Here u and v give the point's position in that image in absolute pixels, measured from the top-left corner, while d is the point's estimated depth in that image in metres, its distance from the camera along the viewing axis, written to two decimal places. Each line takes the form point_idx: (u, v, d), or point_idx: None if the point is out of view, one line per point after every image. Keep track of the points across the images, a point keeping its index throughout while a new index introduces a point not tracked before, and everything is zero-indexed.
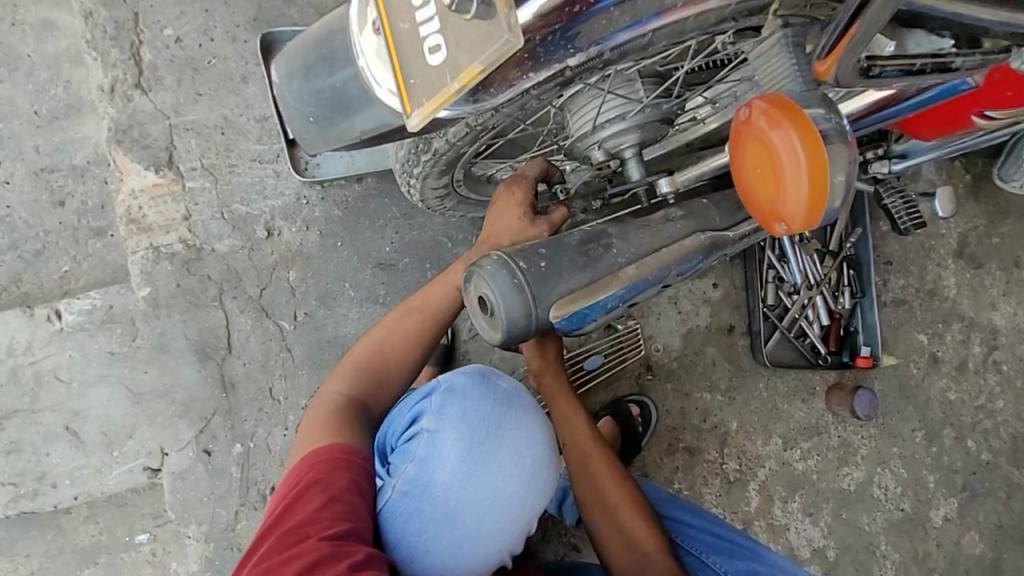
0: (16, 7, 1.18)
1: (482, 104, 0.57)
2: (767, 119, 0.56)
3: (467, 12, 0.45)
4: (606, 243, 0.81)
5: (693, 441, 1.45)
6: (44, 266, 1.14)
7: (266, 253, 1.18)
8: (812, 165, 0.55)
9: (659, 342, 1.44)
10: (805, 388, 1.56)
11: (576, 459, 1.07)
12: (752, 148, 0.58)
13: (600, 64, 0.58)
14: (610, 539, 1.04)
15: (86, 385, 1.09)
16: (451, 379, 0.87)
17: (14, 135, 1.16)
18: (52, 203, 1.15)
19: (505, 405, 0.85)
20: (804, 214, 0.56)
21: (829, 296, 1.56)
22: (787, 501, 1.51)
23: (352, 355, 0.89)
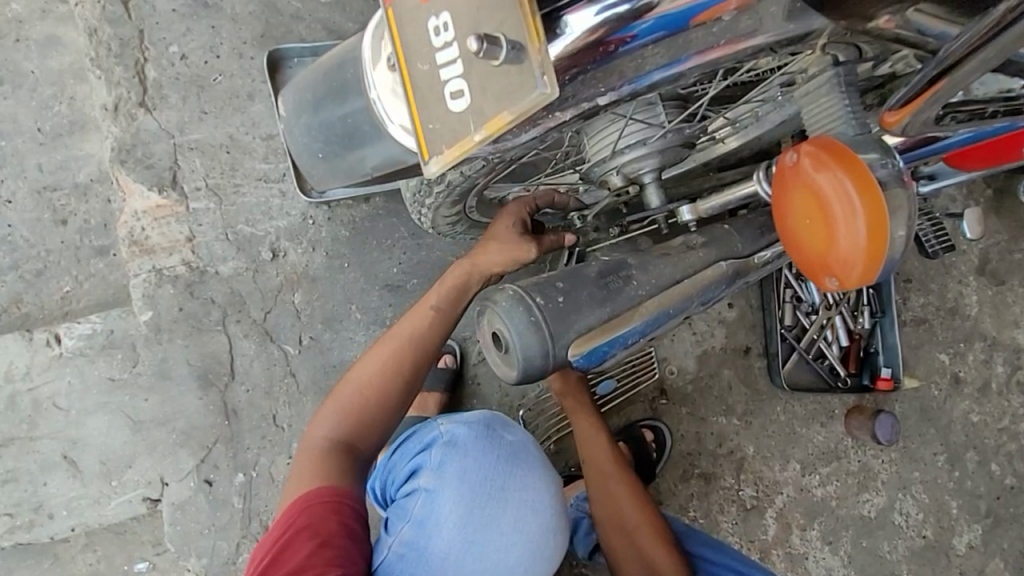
0: (22, 24, 1.15)
1: (502, 143, 0.55)
2: (813, 162, 0.52)
3: (495, 58, 0.42)
4: (626, 274, 0.77)
5: (709, 466, 1.40)
6: (47, 287, 1.12)
7: (271, 275, 1.15)
8: (872, 217, 0.50)
9: (674, 364, 1.40)
10: (823, 411, 1.51)
11: (596, 481, 1.07)
12: (799, 195, 0.53)
13: (627, 97, 0.55)
14: (623, 555, 1.06)
15: (85, 413, 1.06)
16: (454, 433, 0.89)
17: (17, 154, 1.14)
18: (55, 222, 1.13)
19: (508, 463, 0.88)
20: (860, 266, 0.51)
21: (848, 316, 1.51)
22: (806, 528, 1.46)
23: (329, 398, 0.81)
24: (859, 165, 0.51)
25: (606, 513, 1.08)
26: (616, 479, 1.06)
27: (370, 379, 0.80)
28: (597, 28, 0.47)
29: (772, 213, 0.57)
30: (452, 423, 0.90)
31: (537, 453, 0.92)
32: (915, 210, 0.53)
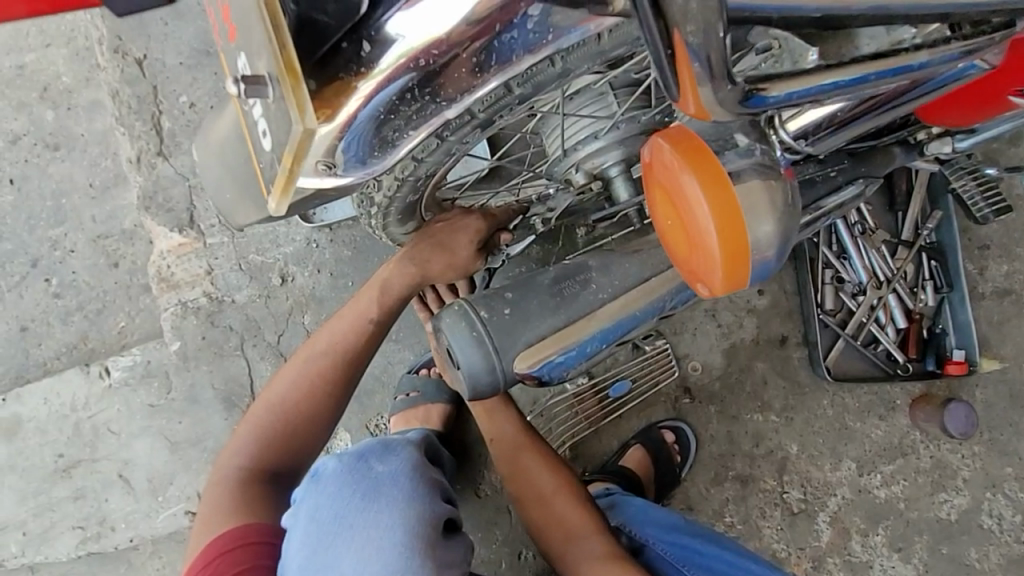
0: (71, 94, 1.30)
1: (373, 170, 0.54)
2: (676, 160, 0.52)
3: (269, 98, 0.47)
4: (584, 278, 0.73)
5: (744, 468, 1.29)
6: (105, 324, 1.25)
7: (281, 299, 1.23)
8: (723, 213, 0.51)
9: (696, 360, 1.31)
10: (883, 402, 1.34)
11: (507, 456, 1.06)
12: (659, 193, 0.55)
13: (516, 100, 0.57)
14: (545, 531, 1.03)
15: (132, 436, 1.21)
16: (324, 464, 0.77)
17: (75, 209, 1.28)
18: (109, 266, 1.26)
19: (370, 493, 0.73)
20: (721, 269, 0.53)
21: (905, 293, 1.33)
22: (868, 534, 1.30)
23: (260, 415, 0.86)
24: (715, 158, 0.52)
25: (519, 490, 1.06)
26: (524, 449, 1.06)
27: (305, 395, 0.86)
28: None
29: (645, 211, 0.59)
30: (328, 454, 0.78)
31: (414, 485, 0.76)
32: (785, 199, 0.55)
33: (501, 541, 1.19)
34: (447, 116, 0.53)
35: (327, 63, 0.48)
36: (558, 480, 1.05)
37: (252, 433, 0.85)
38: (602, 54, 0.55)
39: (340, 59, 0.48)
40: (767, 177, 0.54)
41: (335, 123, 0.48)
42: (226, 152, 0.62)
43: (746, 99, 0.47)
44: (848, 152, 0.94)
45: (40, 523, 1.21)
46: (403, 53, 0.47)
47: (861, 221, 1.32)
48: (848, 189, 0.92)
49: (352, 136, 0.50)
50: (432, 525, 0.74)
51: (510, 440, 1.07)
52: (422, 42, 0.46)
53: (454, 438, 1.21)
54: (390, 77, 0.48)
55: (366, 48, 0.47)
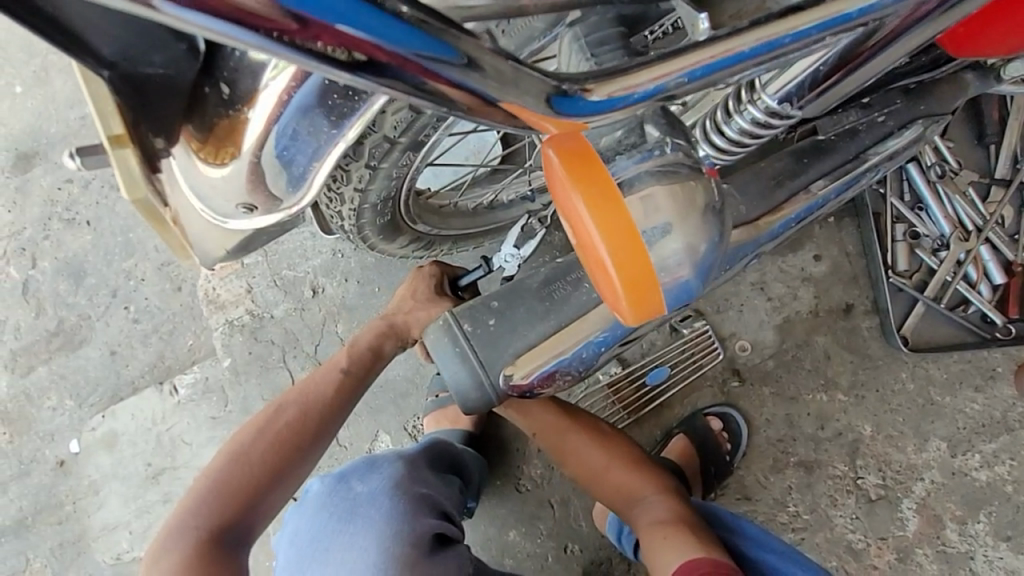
0: None
1: (300, 202, 0.58)
2: (566, 174, 0.47)
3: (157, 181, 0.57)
4: (575, 277, 0.67)
5: (809, 454, 1.17)
6: (177, 342, 1.38)
7: (315, 310, 1.28)
8: (616, 235, 0.49)
9: (745, 339, 1.20)
10: (979, 371, 1.16)
11: (553, 443, 1.03)
12: (558, 210, 0.51)
13: (432, 119, 0.62)
14: (607, 504, 1.01)
15: (202, 446, 1.33)
16: (309, 486, 0.83)
17: (140, 241, 1.42)
18: (173, 290, 1.39)
19: (349, 513, 0.79)
20: (625, 294, 0.51)
21: (1002, 242, 1.13)
22: (966, 522, 1.14)
23: (217, 470, 0.84)
24: (604, 170, 0.48)
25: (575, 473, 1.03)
26: (571, 431, 1.02)
27: (326, 383, 0.90)
28: None
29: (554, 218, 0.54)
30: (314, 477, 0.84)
31: (391, 503, 0.80)
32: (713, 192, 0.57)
33: (545, 535, 1.18)
34: (347, 138, 0.55)
35: (198, 110, 0.53)
36: (607, 454, 1.02)
37: (208, 489, 0.82)
38: None
39: (208, 104, 0.52)
40: (671, 178, 0.54)
41: (245, 156, 0.55)
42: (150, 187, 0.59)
43: (559, 100, 0.44)
44: (897, 90, 0.80)
45: (141, 523, 1.38)
46: (283, 70, 0.51)
47: (941, 162, 1.13)
48: (900, 136, 0.80)
49: (281, 146, 0.54)
50: (404, 545, 0.77)
51: (552, 427, 1.02)
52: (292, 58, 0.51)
53: (491, 437, 1.21)
54: (289, 90, 0.52)
55: (224, 90, 0.52)
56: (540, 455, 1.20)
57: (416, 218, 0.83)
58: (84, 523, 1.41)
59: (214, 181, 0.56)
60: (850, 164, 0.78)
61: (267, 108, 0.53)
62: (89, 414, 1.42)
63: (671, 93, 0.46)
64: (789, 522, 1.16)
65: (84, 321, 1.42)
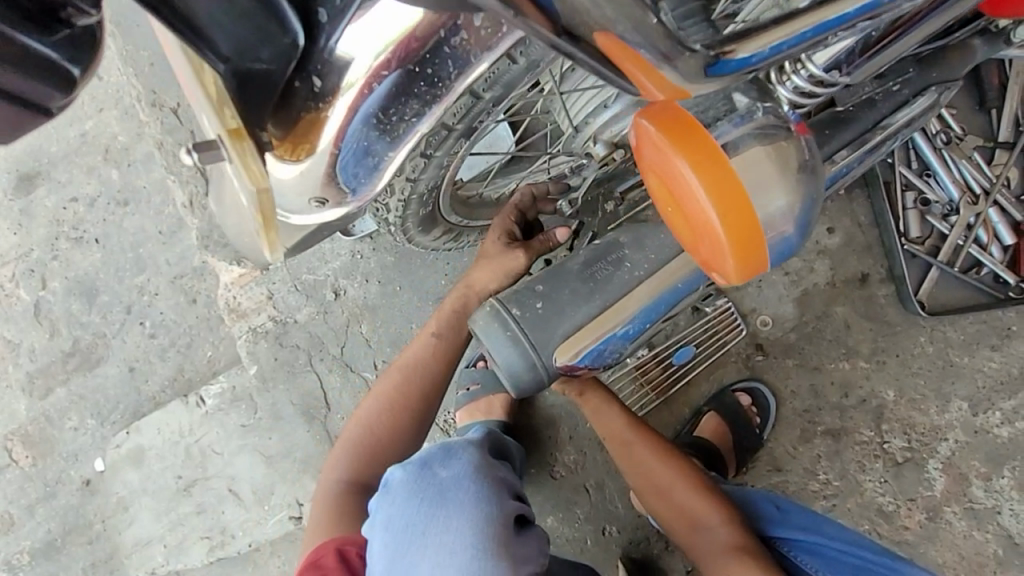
0: (127, 150, 1.41)
1: (367, 195, 0.61)
2: (661, 139, 0.49)
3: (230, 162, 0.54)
4: (616, 257, 0.69)
5: (835, 422, 1.20)
6: (196, 354, 1.37)
7: (338, 313, 1.28)
8: (722, 194, 0.49)
9: (766, 314, 1.22)
10: (994, 330, 1.18)
11: (618, 452, 1.04)
12: (654, 177, 0.52)
13: (488, 105, 0.59)
14: (668, 524, 1.00)
15: (233, 454, 1.33)
16: (390, 474, 0.80)
17: (150, 256, 1.40)
18: (188, 302, 1.38)
19: (438, 497, 0.76)
20: (730, 257, 0.51)
21: (1010, 204, 1.15)
22: (991, 478, 1.17)
23: (352, 434, 0.92)
24: (705, 134, 0.49)
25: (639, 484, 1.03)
26: (637, 443, 1.03)
27: (422, 354, 0.93)
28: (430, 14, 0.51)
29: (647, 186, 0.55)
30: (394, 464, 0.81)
31: (478, 485, 0.78)
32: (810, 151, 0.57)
33: (582, 519, 1.20)
34: (422, 130, 0.57)
35: (288, 104, 0.56)
36: (673, 472, 1.01)
37: (344, 455, 0.92)
38: None
39: (298, 99, 0.55)
40: (774, 140, 0.54)
41: (321, 151, 0.56)
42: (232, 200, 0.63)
43: (707, 68, 0.46)
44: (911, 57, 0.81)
45: (175, 536, 1.37)
46: (364, 71, 0.53)
47: (945, 130, 1.15)
48: (918, 102, 0.81)
49: (345, 161, 0.57)
50: (500, 526, 0.76)
51: (623, 433, 1.04)
52: (360, 75, 0.53)
53: (522, 426, 1.23)
54: (356, 102, 0.54)
55: (316, 84, 0.54)
56: (571, 440, 1.21)
57: (450, 209, 0.83)
58: (117, 540, 1.40)
59: (291, 179, 0.58)
60: (869, 134, 0.80)
61: (331, 127, 0.55)
62: (112, 431, 1.41)
63: (781, 56, 0.48)
64: (819, 489, 1.20)
65: (101, 339, 1.41)
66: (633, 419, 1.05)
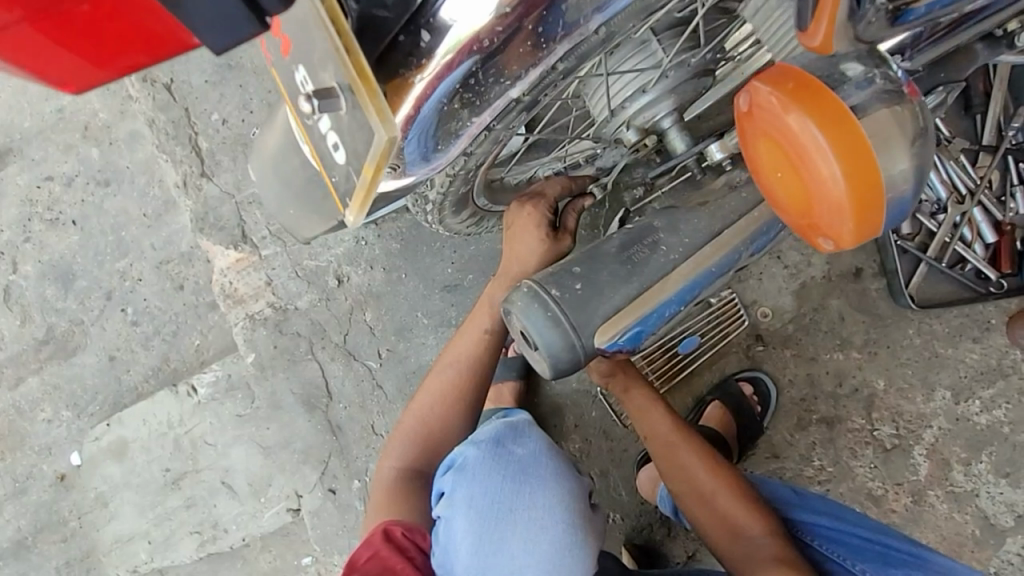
0: (110, 128, 1.34)
1: (437, 162, 0.57)
2: (780, 102, 0.51)
3: (335, 109, 0.42)
4: (652, 241, 0.69)
5: (829, 410, 1.25)
6: (183, 343, 1.31)
7: (341, 300, 1.26)
8: (851, 154, 0.51)
9: (766, 306, 1.26)
10: (975, 323, 1.25)
11: (662, 455, 1.02)
12: (763, 142, 0.54)
13: (560, 76, 0.57)
14: (708, 534, 0.97)
15: (227, 445, 1.29)
16: (465, 455, 0.84)
17: (134, 239, 1.33)
18: (175, 288, 1.31)
19: (520, 474, 0.81)
20: (850, 219, 0.52)
21: (992, 204, 1.21)
22: (971, 463, 1.23)
23: (412, 425, 0.97)
24: (833, 95, 0.51)
25: (682, 489, 1.00)
26: (685, 446, 1.01)
27: (474, 349, 0.97)
28: None
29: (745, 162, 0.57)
30: (464, 444, 0.85)
31: (554, 462, 0.83)
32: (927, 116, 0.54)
33: None
34: (511, 95, 0.53)
35: (386, 59, 0.48)
36: (720, 479, 0.99)
37: (404, 447, 0.97)
38: (646, 8, 0.54)
39: (398, 53, 0.48)
40: (895, 104, 0.52)
41: (401, 116, 0.50)
42: (283, 167, 0.59)
43: (894, 19, 0.51)
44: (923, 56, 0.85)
45: (161, 531, 1.31)
46: (463, 35, 0.47)
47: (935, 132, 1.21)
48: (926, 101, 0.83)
49: (417, 129, 0.52)
50: (583, 499, 0.82)
51: (669, 435, 1.02)
52: (467, 34, 0.47)
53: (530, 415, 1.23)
54: (452, 64, 0.49)
55: (424, 38, 0.48)
56: (577, 430, 1.22)
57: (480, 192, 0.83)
58: (94, 538, 1.33)
59: None
60: None
61: (419, 89, 0.49)
62: (91, 424, 1.34)
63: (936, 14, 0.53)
64: (814, 474, 1.25)
65: (78, 326, 1.33)
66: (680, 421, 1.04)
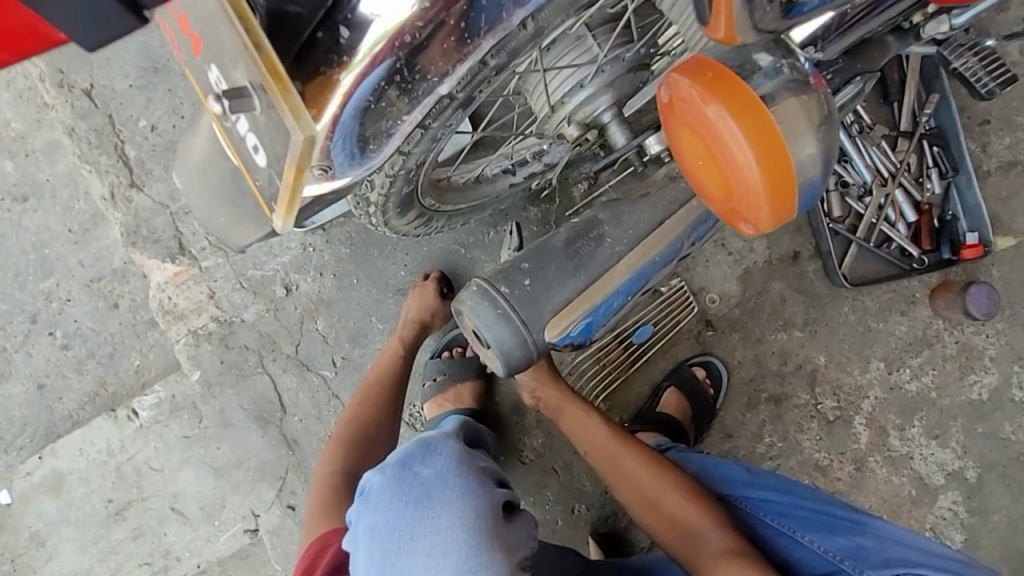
0: (24, 138, 1.24)
1: (371, 163, 0.55)
2: (693, 87, 0.54)
3: (251, 109, 0.41)
4: (596, 234, 0.71)
5: (777, 388, 1.31)
6: (120, 364, 1.24)
7: (290, 309, 1.22)
8: (761, 139, 0.53)
9: (713, 291, 1.31)
10: (902, 298, 1.33)
11: (606, 464, 1.06)
12: (683, 130, 0.56)
13: (493, 71, 0.57)
14: (660, 534, 1.00)
15: (175, 469, 1.22)
16: (371, 480, 0.82)
17: (58, 256, 1.24)
18: (107, 307, 1.24)
19: (423, 497, 0.78)
20: (765, 203, 0.55)
21: (911, 185, 1.30)
22: (904, 428, 1.32)
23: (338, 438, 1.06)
24: (743, 87, 0.53)
25: (631, 496, 1.04)
26: (625, 455, 1.05)
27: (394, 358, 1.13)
28: None
29: (670, 152, 0.60)
30: (372, 468, 0.84)
31: (462, 481, 0.80)
32: (830, 104, 0.58)
33: (552, 500, 1.22)
34: (441, 91, 0.53)
35: (306, 55, 0.48)
36: (662, 480, 1.02)
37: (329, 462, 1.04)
38: (574, 3, 0.55)
39: (318, 50, 0.48)
40: (799, 93, 0.56)
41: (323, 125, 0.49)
42: (211, 174, 0.56)
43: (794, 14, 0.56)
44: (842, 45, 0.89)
45: (107, 566, 1.23)
46: (388, 28, 0.47)
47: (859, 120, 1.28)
48: (843, 92, 0.87)
49: (341, 137, 0.51)
50: (495, 517, 0.79)
51: (607, 445, 1.07)
52: (390, 29, 0.48)
53: (490, 414, 1.23)
54: (378, 60, 0.48)
55: (343, 33, 0.48)
56: (538, 424, 1.23)
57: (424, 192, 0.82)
58: None
59: None
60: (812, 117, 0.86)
61: (345, 87, 0.48)
62: (20, 457, 1.24)
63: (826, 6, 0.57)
64: (765, 451, 1.31)
65: None
66: (616, 431, 1.08)
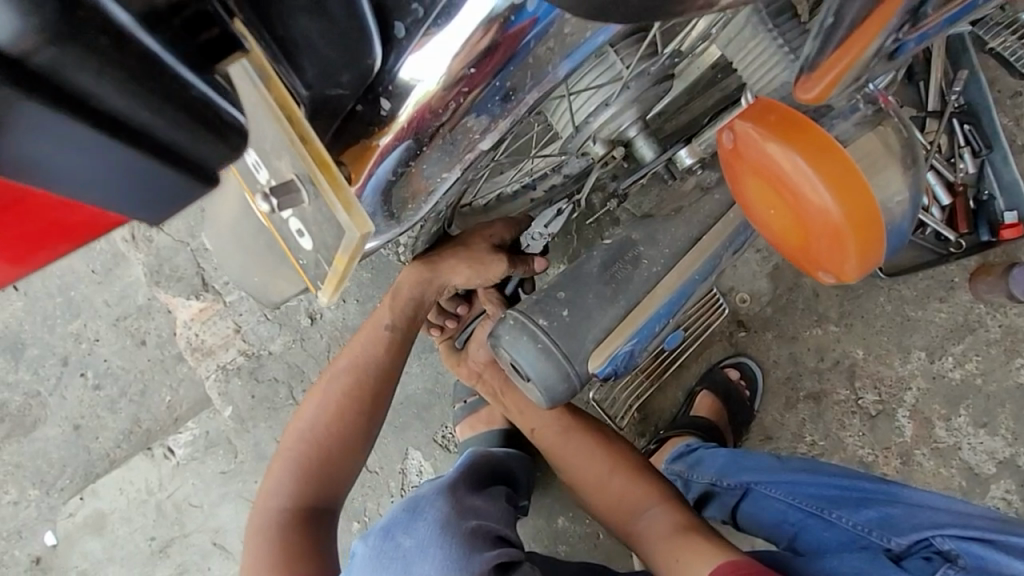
0: None
1: (409, 221, 0.57)
2: (758, 133, 0.51)
3: (300, 201, 0.40)
4: (633, 255, 0.69)
5: (814, 385, 1.28)
6: (153, 402, 1.24)
7: (316, 338, 1.22)
8: (841, 185, 0.50)
9: (743, 291, 1.28)
10: (940, 284, 1.29)
11: (556, 444, 1.04)
12: (753, 178, 0.54)
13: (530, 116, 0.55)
14: (605, 515, 1.00)
15: (214, 505, 1.23)
16: (356, 548, 0.81)
17: (84, 298, 1.24)
18: (136, 345, 1.24)
19: (403, 572, 0.76)
20: (846, 248, 0.52)
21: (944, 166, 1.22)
22: (950, 418, 1.28)
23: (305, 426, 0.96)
24: (818, 129, 0.50)
25: (575, 477, 1.03)
26: (576, 433, 1.03)
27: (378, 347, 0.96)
28: (489, 27, 0.43)
29: (734, 197, 0.58)
30: (358, 536, 0.82)
31: (440, 552, 0.77)
32: (902, 122, 0.55)
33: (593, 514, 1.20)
34: (482, 146, 0.53)
35: (345, 127, 0.47)
36: (610, 459, 1.01)
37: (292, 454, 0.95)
38: None
39: (359, 122, 0.47)
40: (874, 124, 0.54)
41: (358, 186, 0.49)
42: (242, 234, 0.55)
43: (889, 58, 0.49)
44: None
45: None
46: (428, 92, 0.45)
47: None
48: None
49: (371, 188, 0.51)
50: None
51: (558, 424, 1.04)
52: (438, 86, 0.45)
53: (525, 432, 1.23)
54: (420, 117, 0.47)
55: (385, 106, 0.46)
56: None
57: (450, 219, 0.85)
58: None
59: None
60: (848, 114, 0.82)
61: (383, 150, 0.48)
62: (63, 499, 1.26)
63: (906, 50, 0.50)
64: (807, 450, 1.28)
65: (34, 399, 1.25)
66: (567, 413, 1.04)
